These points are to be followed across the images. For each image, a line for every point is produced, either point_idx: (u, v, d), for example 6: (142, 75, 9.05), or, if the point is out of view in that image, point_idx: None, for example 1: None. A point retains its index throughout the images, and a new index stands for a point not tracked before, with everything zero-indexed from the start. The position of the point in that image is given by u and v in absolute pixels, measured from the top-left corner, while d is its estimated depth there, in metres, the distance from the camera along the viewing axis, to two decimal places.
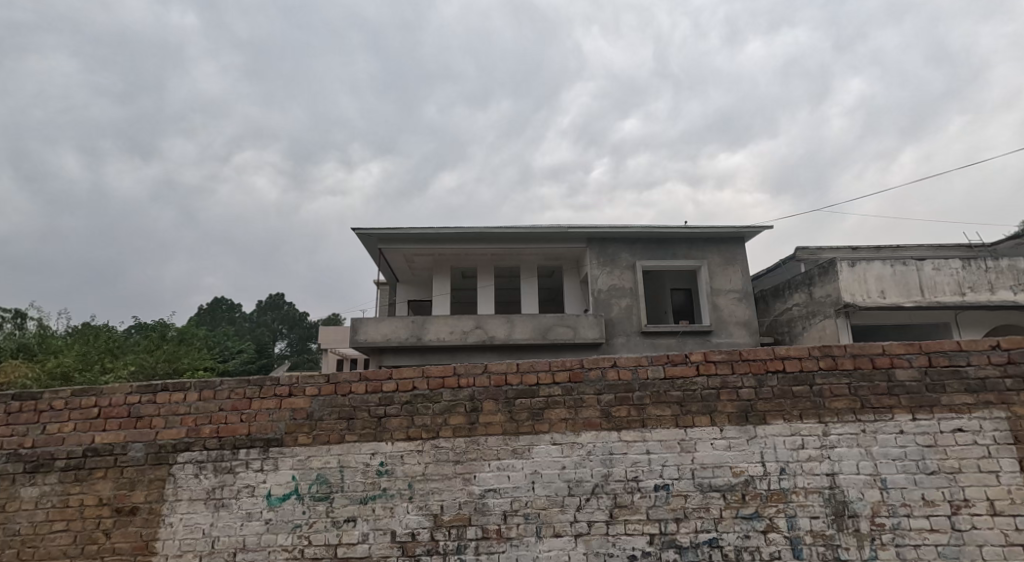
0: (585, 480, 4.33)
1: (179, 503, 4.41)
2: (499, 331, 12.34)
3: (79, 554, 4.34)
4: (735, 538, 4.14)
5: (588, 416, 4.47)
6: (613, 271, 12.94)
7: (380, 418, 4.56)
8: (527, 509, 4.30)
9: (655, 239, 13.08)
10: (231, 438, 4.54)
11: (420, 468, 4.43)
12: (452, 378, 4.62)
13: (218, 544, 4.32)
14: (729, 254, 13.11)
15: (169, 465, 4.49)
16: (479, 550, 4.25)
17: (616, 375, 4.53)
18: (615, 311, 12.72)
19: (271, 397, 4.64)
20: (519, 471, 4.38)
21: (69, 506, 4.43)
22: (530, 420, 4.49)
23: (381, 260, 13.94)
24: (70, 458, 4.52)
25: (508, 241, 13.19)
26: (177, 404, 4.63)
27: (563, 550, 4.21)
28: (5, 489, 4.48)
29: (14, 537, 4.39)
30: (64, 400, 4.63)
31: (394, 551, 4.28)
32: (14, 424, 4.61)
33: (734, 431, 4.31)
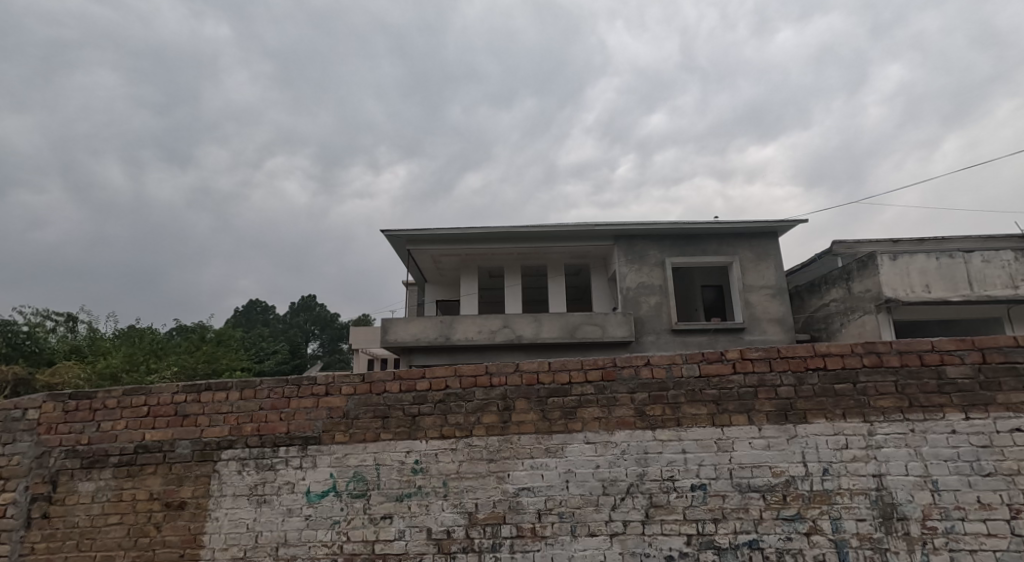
0: (620, 479, 4.31)
1: (223, 499, 4.54)
2: (528, 330, 12.34)
3: (132, 546, 4.50)
4: (776, 540, 4.07)
5: (622, 415, 4.45)
6: (642, 268, 12.82)
7: (414, 416, 4.61)
8: (562, 508, 4.31)
9: (684, 235, 12.91)
10: (271, 436, 4.65)
11: (455, 466, 4.47)
12: (484, 377, 4.65)
13: (261, 539, 4.43)
14: (761, 249, 12.85)
15: (213, 462, 4.63)
16: (514, 549, 4.27)
17: (650, 373, 4.50)
18: (644, 308, 12.59)
19: (308, 396, 4.74)
20: (553, 470, 4.39)
21: (122, 500, 4.60)
22: (563, 419, 4.49)
23: (409, 261, 14.08)
24: (123, 454, 4.69)
25: (535, 240, 13.21)
26: (220, 403, 4.76)
27: (599, 549, 4.20)
28: (62, 484, 4.68)
29: (71, 530, 4.58)
30: (116, 399, 4.82)
31: (430, 548, 4.33)
32: (71, 422, 4.80)
33: (773, 431, 4.23)
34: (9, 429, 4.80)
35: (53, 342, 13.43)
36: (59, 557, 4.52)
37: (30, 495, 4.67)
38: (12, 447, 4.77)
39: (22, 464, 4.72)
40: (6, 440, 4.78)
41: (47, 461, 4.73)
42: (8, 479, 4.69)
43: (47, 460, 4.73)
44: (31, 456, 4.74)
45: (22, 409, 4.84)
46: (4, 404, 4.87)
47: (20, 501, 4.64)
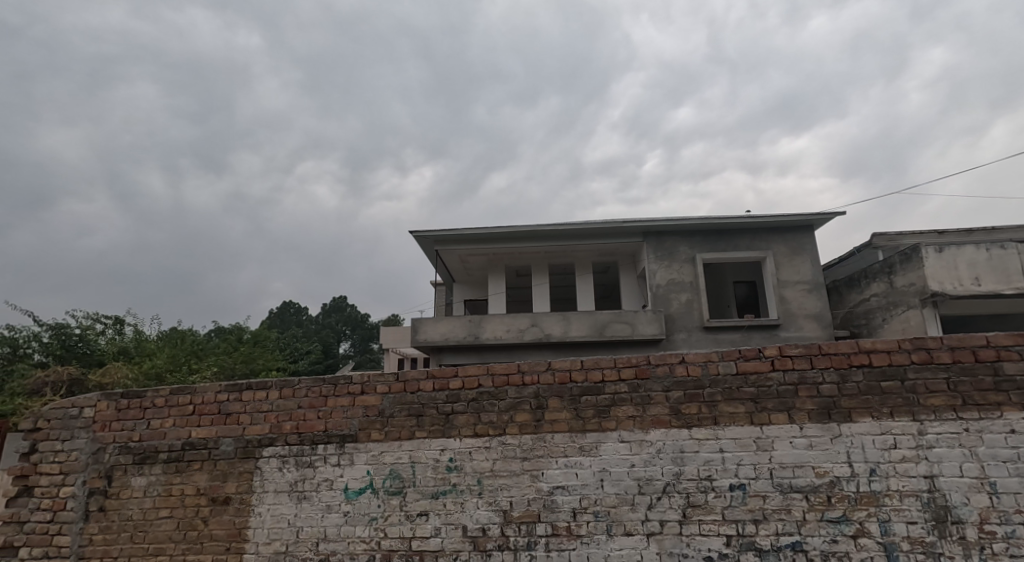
0: (656, 478, 4.27)
1: (266, 495, 4.65)
2: (556, 328, 12.32)
3: (181, 539, 4.65)
4: (820, 543, 3.99)
5: (657, 413, 4.41)
6: (672, 265, 12.66)
7: (447, 415, 4.65)
8: (597, 507, 4.29)
9: (715, 231, 12.70)
10: (310, 434, 4.74)
11: (489, 464, 4.49)
12: (516, 376, 4.66)
13: (302, 534, 4.53)
14: (796, 244, 12.56)
15: (255, 459, 4.74)
16: (550, 547, 4.27)
17: (685, 371, 4.44)
18: (675, 306, 12.43)
19: (345, 394, 4.81)
20: (587, 468, 4.37)
21: (172, 494, 4.75)
22: (597, 417, 4.47)
23: (437, 261, 14.18)
24: (172, 451, 4.85)
25: (562, 238, 13.17)
26: (260, 402, 4.87)
27: (635, 549, 4.17)
28: (117, 479, 4.85)
29: (125, 523, 4.75)
30: (164, 398, 4.97)
31: (466, 546, 4.36)
32: (123, 420, 4.98)
33: (816, 430, 4.14)
34: (66, 427, 4.98)
35: (102, 344, 13.60)
36: (114, 549, 4.69)
37: (87, 489, 4.85)
38: (69, 444, 4.95)
39: (79, 460, 4.90)
40: (64, 437, 4.96)
41: (102, 457, 4.92)
42: (67, 474, 4.87)
43: (103, 456, 4.91)
44: (87, 452, 4.92)
45: (78, 407, 5.03)
46: (62, 403, 5.06)
47: (78, 495, 4.82)
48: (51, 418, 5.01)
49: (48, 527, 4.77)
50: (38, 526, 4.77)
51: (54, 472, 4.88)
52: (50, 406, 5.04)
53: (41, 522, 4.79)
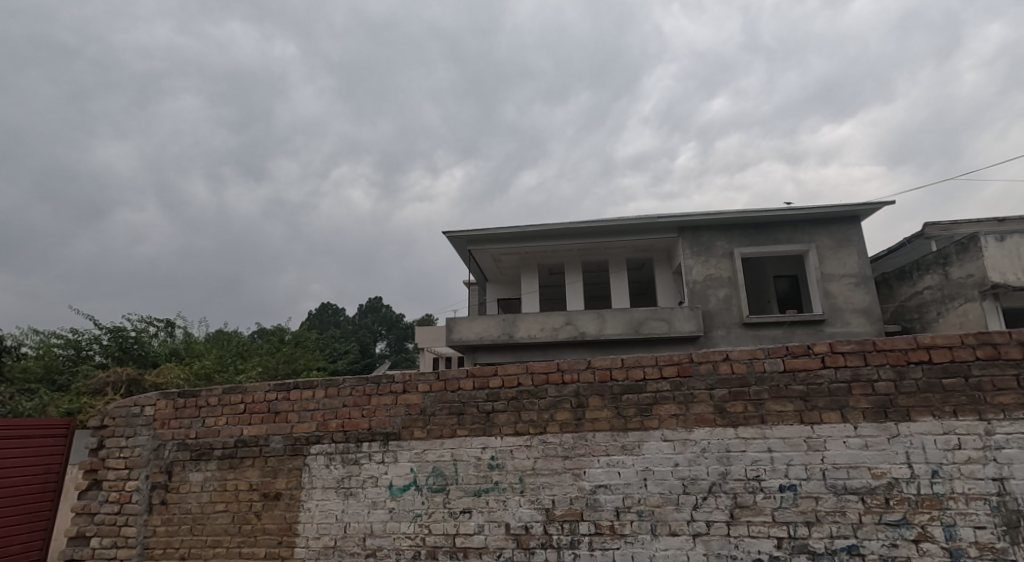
0: (701, 478, 4.21)
1: (314, 490, 4.76)
2: (591, 326, 12.24)
3: (236, 532, 4.80)
4: (879, 547, 3.87)
5: (701, 412, 4.33)
6: (709, 261, 12.41)
7: (488, 413, 4.66)
8: (641, 506, 4.25)
9: (754, 224, 12.39)
10: (355, 431, 4.83)
11: (530, 463, 4.49)
12: (556, 374, 4.63)
13: (349, 529, 4.62)
14: (841, 236, 12.15)
15: (304, 456, 4.85)
16: (594, 546, 4.25)
17: (730, 369, 4.35)
18: (713, 302, 12.19)
19: (388, 393, 4.87)
20: (630, 467, 4.33)
21: (227, 489, 4.91)
22: (639, 416, 4.42)
23: (470, 261, 14.26)
24: (226, 448, 5.00)
25: (597, 235, 13.07)
26: (307, 401, 4.98)
27: (682, 550, 4.12)
28: (176, 473, 5.04)
29: (184, 516, 4.92)
30: (217, 397, 5.14)
31: (509, 543, 4.38)
32: (181, 418, 5.16)
33: (871, 429, 4.01)
34: (130, 424, 5.20)
35: (155, 346, 14.13)
36: (175, 541, 4.87)
37: (150, 483, 5.05)
38: (132, 440, 5.16)
39: (142, 456, 5.10)
40: (127, 434, 5.17)
41: (163, 453, 5.12)
42: (131, 469, 5.08)
43: (163, 452, 5.11)
44: (149, 448, 5.13)
45: (140, 406, 5.24)
46: (124, 402, 5.29)
47: (142, 489, 5.03)
48: (115, 416, 5.23)
49: (116, 519, 4.98)
50: (107, 518, 4.99)
51: (120, 467, 5.10)
52: (114, 404, 5.26)
53: (110, 514, 5.01)
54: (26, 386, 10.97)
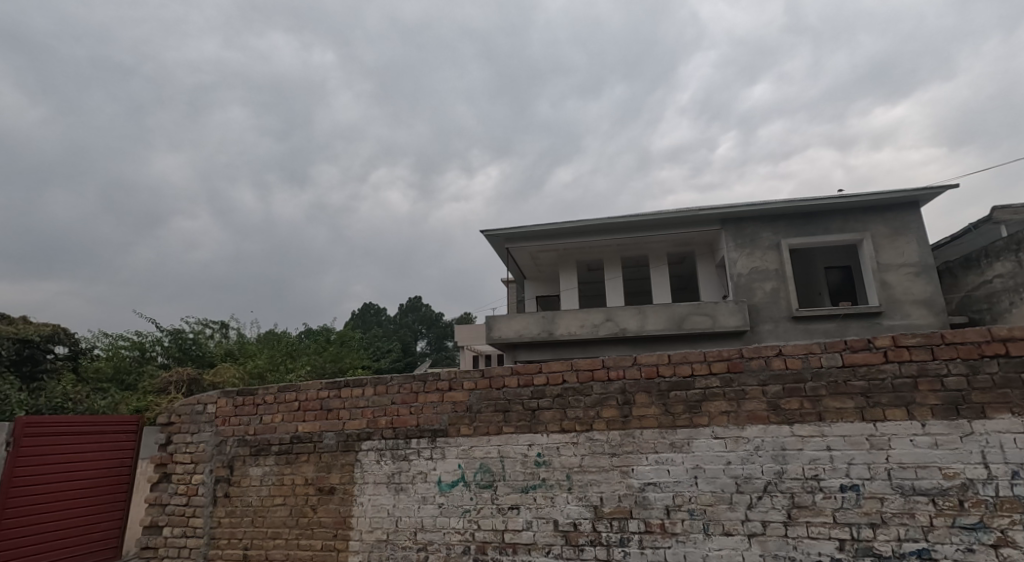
0: (756, 477, 4.09)
1: (366, 485, 4.84)
2: (632, 323, 12.08)
3: (294, 525, 4.93)
4: (953, 551, 3.68)
5: (753, 409, 4.21)
6: (755, 253, 12.07)
7: (533, 410, 4.65)
8: (692, 505, 4.16)
9: (801, 214, 11.99)
10: (403, 428, 4.89)
11: (577, 460, 4.45)
12: (601, 371, 4.58)
13: (401, 523, 4.68)
14: (898, 224, 11.62)
15: (355, 452, 4.94)
16: (644, 544, 4.19)
17: (783, 364, 4.22)
18: (760, 296, 11.84)
19: (434, 391, 4.91)
20: (680, 465, 4.25)
21: (285, 483, 5.04)
22: (688, 413, 4.33)
23: (509, 259, 14.29)
24: (282, 444, 5.14)
25: (637, 229, 12.89)
26: (357, 398, 5.06)
27: (737, 550, 4.02)
28: (237, 468, 5.20)
29: (246, 508, 5.09)
30: (274, 395, 5.28)
31: (558, 540, 4.35)
32: (240, 415, 5.32)
33: (941, 427, 3.82)
34: (194, 421, 5.40)
35: (212, 346, 14.68)
36: (239, 532, 5.05)
37: (214, 477, 5.23)
38: (197, 436, 5.36)
39: (206, 451, 5.30)
40: (192, 430, 5.38)
41: (225, 448, 5.29)
42: (197, 463, 5.29)
43: (225, 448, 5.28)
44: (212, 444, 5.31)
45: (203, 404, 5.44)
46: (189, 400, 5.49)
47: (207, 482, 5.22)
48: (182, 413, 5.45)
49: (185, 510, 5.20)
50: (177, 509, 5.21)
51: (187, 461, 5.31)
52: (180, 402, 5.48)
53: (179, 505, 5.22)
54: (98, 385, 11.49)
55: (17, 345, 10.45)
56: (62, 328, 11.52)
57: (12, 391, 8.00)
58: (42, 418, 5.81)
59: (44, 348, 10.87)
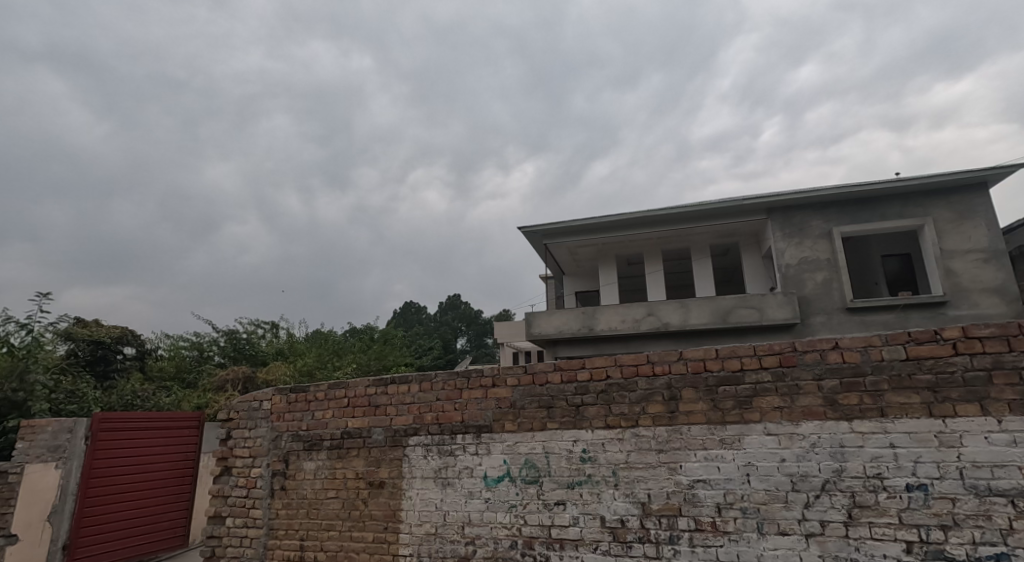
0: (812, 475, 3.92)
1: (414, 480, 4.87)
2: (674, 317, 11.83)
3: (347, 517, 5.00)
4: None
5: (809, 404, 4.03)
6: (804, 242, 11.63)
7: (577, 406, 4.57)
8: (745, 503, 4.02)
9: (855, 201, 11.48)
10: (448, 424, 4.89)
11: (623, 456, 4.36)
12: (646, 366, 4.46)
13: (449, 517, 4.68)
14: (963, 207, 11.00)
15: (403, 447, 4.97)
16: (695, 542, 4.07)
17: (840, 358, 4.02)
18: (810, 287, 11.42)
19: (478, 387, 4.89)
20: (730, 462, 4.11)
21: (337, 477, 5.12)
22: (738, 408, 4.18)
23: (546, 255, 14.22)
24: (334, 439, 5.22)
25: (680, 221, 12.61)
26: (404, 395, 5.09)
27: (793, 550, 3.86)
28: (292, 462, 5.31)
29: (301, 501, 5.19)
30: (324, 392, 5.36)
31: (605, 537, 4.27)
32: (294, 411, 5.43)
33: (1019, 424, 3.57)
34: (251, 417, 5.54)
35: (263, 345, 15.11)
36: (295, 523, 5.15)
37: (271, 470, 5.36)
38: (254, 431, 5.50)
39: (263, 445, 5.43)
40: (250, 426, 5.52)
41: (280, 443, 5.40)
42: (255, 457, 5.42)
43: (280, 442, 5.40)
44: (268, 438, 5.44)
45: (259, 400, 5.56)
46: (246, 396, 5.63)
47: (265, 475, 5.35)
48: (240, 410, 5.60)
49: (246, 502, 5.34)
50: (238, 500, 5.36)
51: (246, 455, 5.46)
52: (238, 399, 5.63)
53: (240, 497, 5.38)
54: (162, 383, 11.88)
55: (91, 347, 11.09)
56: (129, 330, 12.05)
57: (87, 388, 8.37)
58: (115, 416, 7.04)
59: (115, 349, 11.44)
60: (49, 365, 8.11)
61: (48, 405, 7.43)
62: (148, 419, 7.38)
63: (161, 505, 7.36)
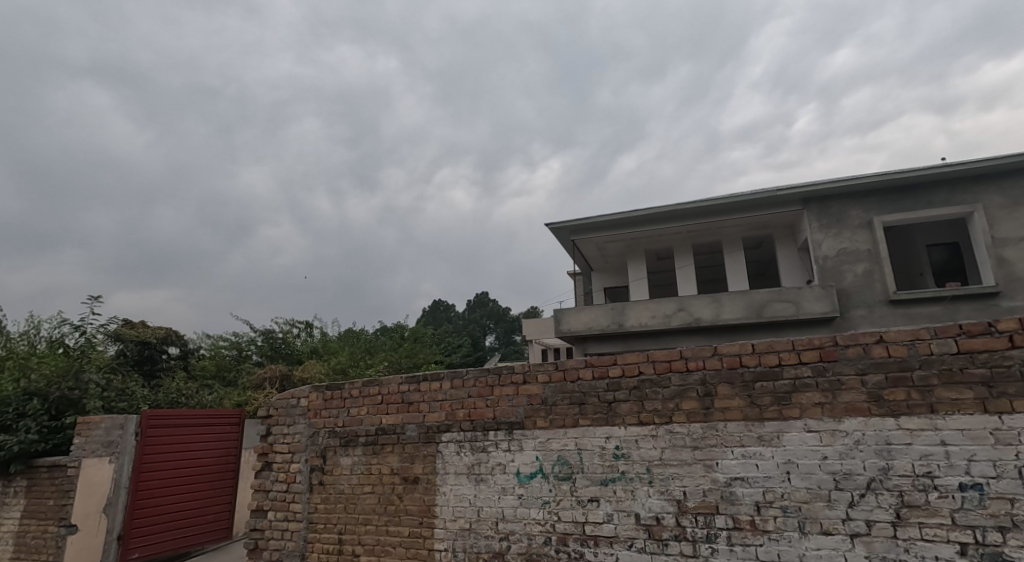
0: (857, 473, 3.77)
1: (447, 476, 4.86)
2: (706, 312, 11.61)
3: (383, 512, 5.03)
4: None
5: (852, 400, 3.88)
6: (842, 232, 11.27)
7: (609, 403, 4.49)
8: (785, 501, 3.89)
9: (897, 188, 11.07)
10: (480, 421, 4.87)
11: (657, 453, 4.27)
12: (679, 362, 4.36)
13: (482, 513, 4.67)
14: (1015, 193, 10.50)
15: (436, 443, 4.97)
16: (733, 541, 3.96)
17: (885, 352, 3.86)
18: (850, 279, 11.07)
19: (509, 384, 4.85)
20: (769, 459, 3.98)
21: (372, 473, 5.15)
22: (776, 405, 4.05)
23: (575, 252, 14.13)
24: (369, 435, 5.25)
25: (712, 214, 12.36)
26: (436, 392, 5.09)
27: (838, 550, 3.72)
28: (330, 457, 5.37)
29: (339, 496, 5.24)
30: (359, 389, 5.40)
31: (640, 534, 4.19)
32: (330, 408, 5.48)
33: None
34: (289, 414, 5.61)
35: (298, 344, 15.40)
36: (333, 518, 5.20)
37: (309, 465, 5.43)
38: (292, 428, 5.57)
39: (301, 441, 5.50)
40: (289, 422, 5.60)
41: (317, 439, 5.46)
42: (294, 453, 5.50)
43: (318, 439, 5.46)
44: (307, 435, 5.51)
45: (297, 398, 5.63)
46: (285, 394, 5.71)
47: (303, 470, 5.42)
48: (279, 407, 5.68)
49: (286, 496, 5.42)
50: (279, 495, 5.45)
51: (285, 450, 5.53)
52: (276, 396, 5.72)
53: (281, 491, 5.46)
54: (205, 382, 12.22)
55: (138, 347, 11.46)
56: (174, 331, 12.39)
57: (137, 387, 8.61)
58: (162, 413, 7.22)
59: (161, 349, 11.79)
60: (101, 364, 8.33)
61: (102, 403, 7.64)
62: (192, 414, 7.56)
63: (208, 497, 7.57)
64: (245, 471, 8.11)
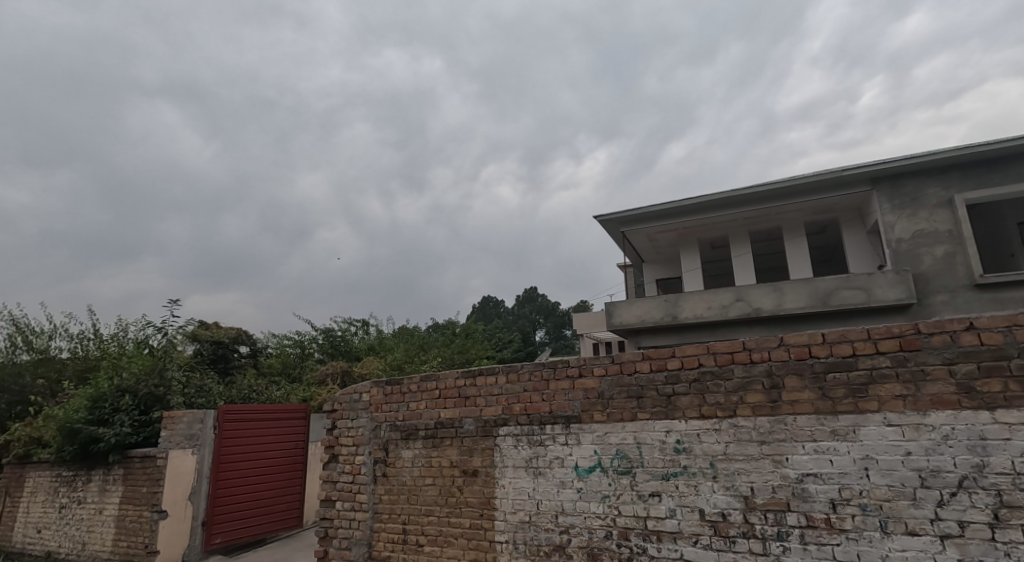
0: (946, 470, 3.48)
1: (506, 469, 4.82)
2: (767, 301, 11.13)
3: (444, 503, 5.04)
4: None
5: (938, 392, 3.58)
6: (918, 213, 10.55)
7: (669, 396, 4.33)
8: (864, 499, 3.64)
9: (979, 163, 10.26)
10: (537, 415, 4.79)
11: (721, 447, 4.08)
12: (742, 353, 4.14)
13: (542, 506, 4.60)
14: None
15: (494, 437, 4.93)
16: (806, 540, 3.73)
17: (976, 340, 3.54)
18: (928, 263, 10.37)
19: (564, 378, 4.75)
20: (845, 455, 3.73)
21: (433, 465, 5.17)
22: (851, 397, 3.78)
23: (625, 244, 13.85)
24: (428, 429, 5.27)
25: (772, 199, 11.83)
26: (491, 386, 5.05)
27: (926, 552, 3.45)
28: (392, 450, 5.42)
29: (401, 487, 5.28)
30: (417, 384, 5.43)
31: (706, 531, 4.02)
32: (390, 403, 5.53)
33: None
34: (353, 408, 5.71)
35: (357, 342, 15.81)
36: (397, 509, 5.25)
37: (373, 458, 5.50)
38: (356, 422, 5.66)
39: (364, 435, 5.58)
40: (353, 416, 5.69)
41: (380, 433, 5.53)
42: (358, 445, 5.59)
43: (380, 432, 5.53)
44: (369, 428, 5.58)
45: (359, 393, 5.72)
46: (348, 389, 5.81)
47: (367, 462, 5.50)
48: (343, 402, 5.78)
49: (352, 487, 5.52)
50: (345, 485, 5.55)
51: (350, 443, 5.64)
52: (340, 391, 5.82)
53: (347, 482, 5.56)
54: (273, 378, 12.72)
55: (213, 346, 12.03)
56: (244, 331, 12.93)
57: (214, 383, 8.99)
58: (237, 407, 7.51)
59: (233, 348, 12.33)
60: (182, 363, 8.82)
61: (184, 399, 8.02)
62: (263, 408, 7.82)
63: (280, 487, 7.83)
64: (312, 463, 8.33)
